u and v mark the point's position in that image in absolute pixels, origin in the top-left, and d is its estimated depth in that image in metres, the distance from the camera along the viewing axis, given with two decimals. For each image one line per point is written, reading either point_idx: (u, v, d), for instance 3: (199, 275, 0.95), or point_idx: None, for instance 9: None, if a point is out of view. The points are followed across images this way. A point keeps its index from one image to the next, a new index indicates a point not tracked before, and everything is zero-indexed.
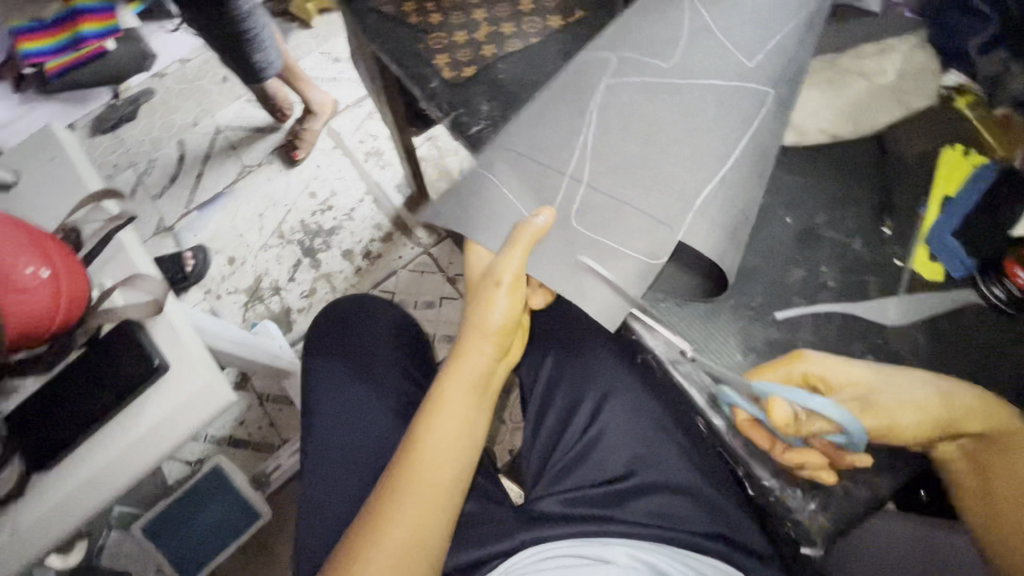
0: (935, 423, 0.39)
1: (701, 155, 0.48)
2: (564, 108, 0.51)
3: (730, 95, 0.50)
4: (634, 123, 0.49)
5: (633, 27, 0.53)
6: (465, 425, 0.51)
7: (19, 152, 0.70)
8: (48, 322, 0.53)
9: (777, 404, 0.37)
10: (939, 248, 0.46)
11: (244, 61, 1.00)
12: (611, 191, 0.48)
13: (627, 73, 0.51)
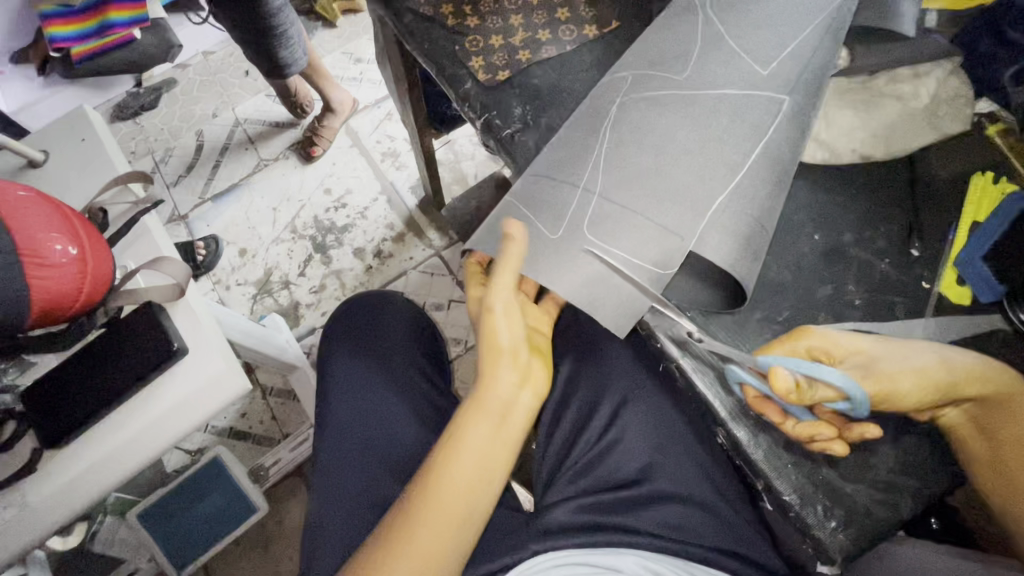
0: (936, 388, 0.40)
1: (716, 168, 0.47)
2: (578, 125, 0.51)
3: (743, 103, 0.49)
4: (648, 135, 0.49)
5: (648, 45, 0.53)
6: (489, 454, 0.46)
7: (51, 131, 0.71)
8: (73, 299, 0.54)
9: (778, 372, 0.37)
10: (968, 272, 0.46)
11: (272, 56, 1.01)
12: (621, 200, 0.47)
13: (641, 90, 0.51)
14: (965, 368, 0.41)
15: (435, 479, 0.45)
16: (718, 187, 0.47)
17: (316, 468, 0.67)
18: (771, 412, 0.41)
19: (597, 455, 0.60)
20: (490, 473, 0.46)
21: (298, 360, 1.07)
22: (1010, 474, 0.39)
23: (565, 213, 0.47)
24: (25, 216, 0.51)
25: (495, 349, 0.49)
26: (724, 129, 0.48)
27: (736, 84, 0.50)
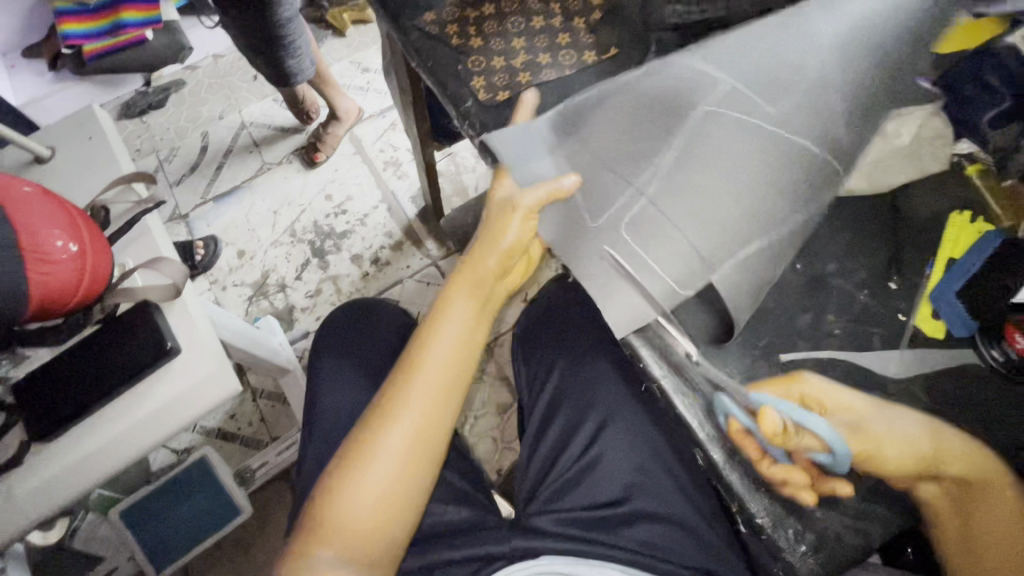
0: (917, 460, 0.41)
1: (767, 212, 0.41)
2: (650, 123, 0.44)
3: (828, 132, 0.43)
4: (716, 151, 0.42)
5: (754, 46, 0.45)
6: (460, 342, 0.52)
7: (58, 128, 0.72)
8: (71, 294, 0.55)
9: (767, 412, 0.42)
10: (942, 307, 0.47)
11: (277, 65, 1.04)
12: (667, 211, 0.41)
13: (730, 100, 0.43)
14: (953, 446, 0.41)
15: (408, 376, 0.51)
16: (761, 232, 0.41)
17: (302, 471, 0.68)
18: (751, 447, 0.43)
19: (578, 474, 0.60)
20: (460, 360, 0.52)
21: (290, 364, 1.07)
22: (979, 557, 0.40)
23: (609, 212, 0.44)
24: (29, 211, 0.52)
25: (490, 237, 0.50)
26: (791, 162, 0.42)
27: (828, 101, 0.43)
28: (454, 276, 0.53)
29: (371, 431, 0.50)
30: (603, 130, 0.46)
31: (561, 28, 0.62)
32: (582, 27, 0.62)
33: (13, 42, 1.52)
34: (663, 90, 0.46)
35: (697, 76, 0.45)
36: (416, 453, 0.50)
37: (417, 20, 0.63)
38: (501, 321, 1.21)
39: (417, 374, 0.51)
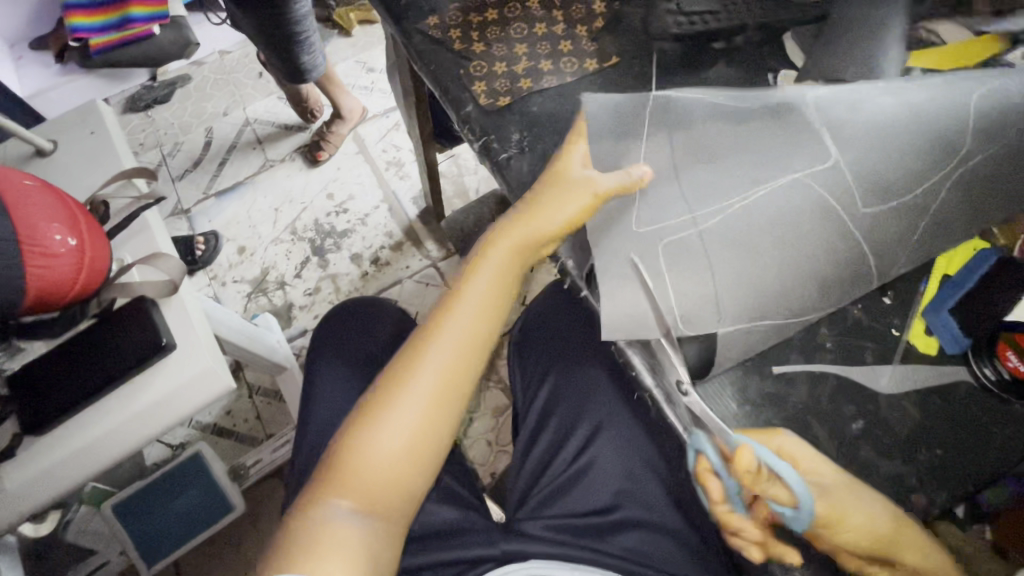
0: (875, 540, 0.39)
1: (793, 294, 0.41)
2: (734, 183, 0.42)
3: (900, 226, 0.42)
4: (787, 220, 0.41)
5: (907, 120, 0.42)
6: (500, 289, 0.49)
7: (62, 122, 0.73)
8: (67, 288, 0.55)
9: (745, 452, 0.39)
10: (935, 323, 0.47)
11: (292, 61, 1.05)
12: (713, 264, 0.41)
13: (830, 177, 0.41)
14: (913, 538, 0.40)
15: (442, 319, 0.48)
16: (780, 316, 0.42)
17: (294, 471, 0.68)
18: (713, 488, 0.41)
19: (570, 480, 0.60)
20: (497, 309, 0.49)
21: (286, 362, 1.07)
22: None
23: (664, 223, 0.43)
24: (31, 205, 0.53)
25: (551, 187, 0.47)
26: (845, 245, 0.41)
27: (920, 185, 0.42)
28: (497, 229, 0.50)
29: (395, 377, 0.46)
30: (697, 158, 0.44)
31: (563, 36, 0.62)
32: (584, 34, 0.62)
33: (22, 34, 1.53)
34: (777, 138, 0.43)
35: (806, 139, 0.42)
36: (440, 406, 0.46)
37: (420, 24, 0.63)
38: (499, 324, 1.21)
39: (451, 318, 0.48)
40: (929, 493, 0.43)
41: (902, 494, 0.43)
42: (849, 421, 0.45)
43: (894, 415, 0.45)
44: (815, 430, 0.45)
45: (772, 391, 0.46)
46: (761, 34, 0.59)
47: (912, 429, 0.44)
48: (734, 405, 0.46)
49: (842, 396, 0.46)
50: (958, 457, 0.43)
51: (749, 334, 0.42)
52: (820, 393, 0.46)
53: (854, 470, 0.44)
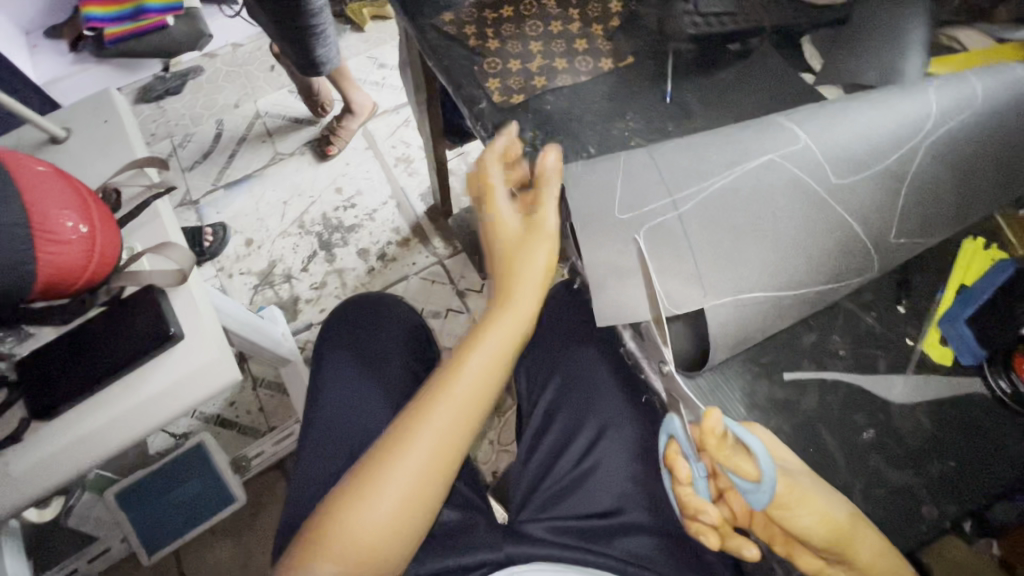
0: (831, 529, 0.38)
1: (780, 267, 0.44)
2: (707, 168, 0.46)
3: (871, 210, 0.46)
4: (759, 197, 0.45)
5: (849, 117, 0.48)
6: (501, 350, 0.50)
7: (76, 110, 0.73)
8: (77, 275, 0.55)
9: (713, 412, 0.38)
10: (951, 333, 0.46)
11: (306, 53, 1.04)
12: (691, 239, 0.44)
13: (799, 156, 0.46)
14: (868, 539, 0.39)
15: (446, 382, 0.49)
16: (770, 288, 0.44)
17: (297, 464, 0.67)
18: (681, 467, 0.43)
19: (573, 482, 0.60)
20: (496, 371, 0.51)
21: (291, 355, 1.08)
22: None
23: (644, 206, 0.45)
24: (44, 191, 0.53)
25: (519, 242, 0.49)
26: (824, 215, 0.45)
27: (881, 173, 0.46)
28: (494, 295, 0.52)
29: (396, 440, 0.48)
30: (673, 153, 0.48)
31: (578, 34, 0.62)
32: (600, 33, 0.61)
33: (38, 22, 1.54)
34: (744, 134, 0.49)
35: (765, 135, 0.48)
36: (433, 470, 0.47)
37: (436, 20, 0.63)
38: None
39: (450, 388, 0.49)
40: (939, 506, 0.42)
41: (912, 505, 0.42)
42: (861, 431, 0.44)
43: (907, 424, 0.44)
44: (825, 438, 0.44)
45: (780, 398, 0.46)
46: (778, 38, 0.59)
47: (925, 440, 0.44)
48: (743, 411, 0.45)
49: (855, 406, 0.45)
50: (970, 471, 0.43)
51: (741, 312, 0.44)
52: (832, 401, 0.45)
53: (864, 480, 0.43)
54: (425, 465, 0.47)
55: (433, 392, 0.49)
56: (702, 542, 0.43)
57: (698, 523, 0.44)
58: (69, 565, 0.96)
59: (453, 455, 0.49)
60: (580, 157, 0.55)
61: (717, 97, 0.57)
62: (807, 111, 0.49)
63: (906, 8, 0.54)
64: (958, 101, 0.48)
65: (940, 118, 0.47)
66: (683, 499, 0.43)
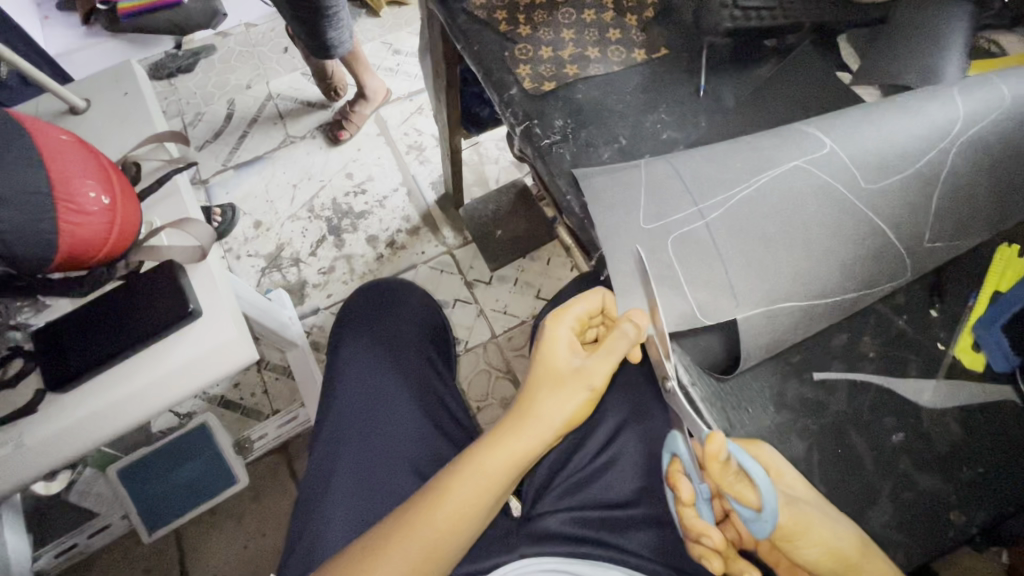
0: (838, 560, 0.38)
1: (812, 277, 0.43)
2: (735, 173, 0.45)
3: (907, 215, 0.45)
4: (790, 205, 0.44)
5: (881, 123, 0.46)
6: (517, 463, 0.46)
7: (94, 81, 0.72)
8: (97, 247, 0.54)
9: (717, 436, 0.36)
10: (985, 339, 0.46)
11: (318, 35, 1.03)
12: (721, 249, 0.43)
13: (827, 162, 0.45)
14: (879, 563, 0.39)
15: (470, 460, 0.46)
16: (802, 299, 0.43)
17: (314, 445, 0.67)
18: (684, 487, 0.42)
19: (592, 474, 0.60)
20: (508, 479, 0.47)
21: (296, 338, 1.07)
22: None
23: (670, 216, 0.44)
24: (67, 160, 0.53)
25: (557, 378, 0.46)
26: (856, 223, 0.44)
27: (921, 180, 0.45)
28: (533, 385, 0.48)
29: (411, 513, 0.45)
30: (696, 159, 0.47)
31: (612, 24, 0.61)
32: (634, 23, 0.61)
33: None
34: (767, 140, 0.47)
35: (793, 144, 0.46)
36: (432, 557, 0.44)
37: (467, 3, 0.62)
38: (512, 315, 1.20)
39: (458, 485, 0.45)
40: (968, 511, 0.42)
41: (939, 509, 0.43)
42: (889, 433, 0.45)
43: (937, 429, 0.45)
44: (853, 439, 0.45)
45: (809, 397, 0.46)
46: (815, 36, 0.58)
47: (954, 445, 0.44)
48: (772, 410, 0.46)
49: (882, 407, 0.46)
50: (1002, 475, 0.43)
51: (773, 322, 0.43)
52: (860, 402, 0.46)
53: (891, 484, 0.44)
54: (418, 562, 0.44)
55: (438, 490, 0.46)
56: (705, 566, 0.42)
57: (701, 548, 0.42)
58: (69, 540, 0.96)
59: (448, 552, 0.45)
60: (611, 148, 0.54)
61: (751, 95, 0.56)
62: (831, 117, 0.48)
63: (946, 9, 0.54)
64: (989, 104, 0.46)
65: (972, 121, 0.45)
66: (686, 521, 0.42)
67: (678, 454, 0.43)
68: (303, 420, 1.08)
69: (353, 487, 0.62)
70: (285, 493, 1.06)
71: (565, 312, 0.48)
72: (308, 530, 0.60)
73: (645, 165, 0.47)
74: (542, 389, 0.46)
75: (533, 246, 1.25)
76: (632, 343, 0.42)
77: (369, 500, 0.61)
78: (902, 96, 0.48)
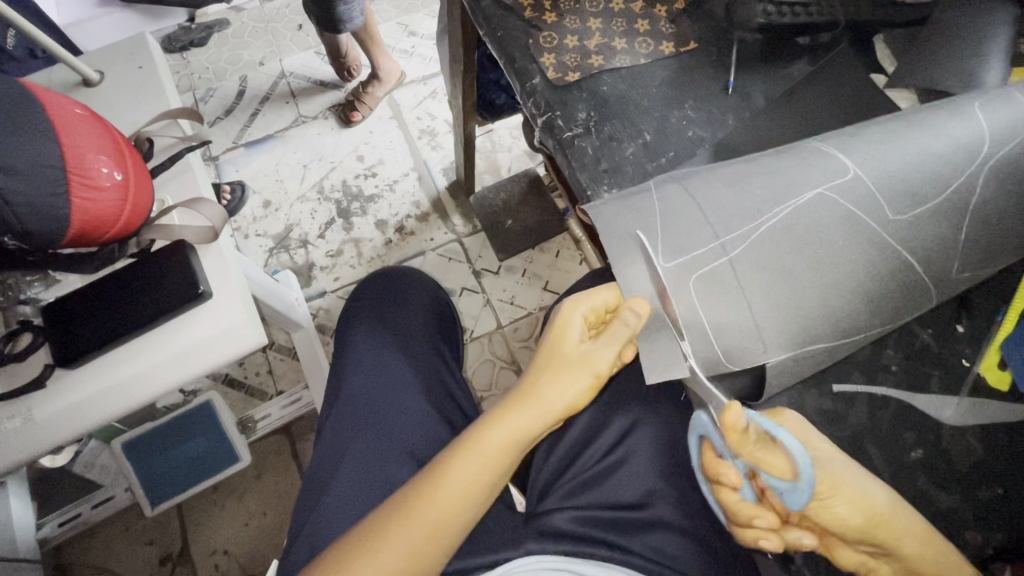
0: (867, 517, 0.37)
1: (837, 315, 0.42)
2: (755, 198, 0.43)
3: (940, 248, 0.43)
4: (815, 237, 0.42)
5: (906, 144, 0.44)
6: (517, 444, 0.46)
7: (108, 54, 0.71)
8: (110, 224, 0.54)
9: (734, 406, 0.36)
10: (1014, 358, 0.44)
11: (329, 7, 1.01)
12: (745, 288, 0.41)
13: (852, 189, 0.42)
14: (909, 523, 0.38)
15: (470, 444, 0.46)
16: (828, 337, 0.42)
17: (322, 431, 0.67)
18: (727, 471, 0.40)
19: (600, 473, 0.59)
20: (505, 462, 0.46)
21: (304, 321, 1.08)
22: None
23: (693, 253, 0.41)
24: (79, 133, 0.52)
25: (562, 365, 0.46)
26: (882, 258, 0.42)
27: (955, 209, 0.43)
28: (534, 368, 0.48)
29: (415, 496, 0.45)
30: (712, 180, 0.44)
31: (640, 14, 0.59)
32: (663, 15, 0.59)
33: None
34: (783, 159, 0.45)
35: (818, 166, 0.44)
36: (434, 540, 0.44)
37: None
38: (519, 307, 1.19)
39: (454, 469, 0.45)
40: (983, 532, 0.42)
41: (955, 528, 0.42)
42: (908, 450, 0.44)
43: (957, 447, 0.44)
44: (871, 454, 0.44)
45: (828, 410, 0.46)
46: (852, 34, 0.56)
47: (974, 464, 0.43)
48: None
49: (902, 423, 0.45)
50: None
51: (797, 359, 0.43)
52: (879, 416, 0.45)
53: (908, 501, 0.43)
54: (418, 544, 0.43)
55: (437, 473, 0.45)
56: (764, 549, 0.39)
57: (756, 530, 0.40)
58: (74, 510, 0.98)
59: (450, 537, 0.45)
60: (635, 144, 0.53)
61: (783, 95, 0.54)
62: (849, 135, 0.45)
63: (992, 13, 0.51)
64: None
65: (1000, 140, 0.44)
66: (731, 505, 0.41)
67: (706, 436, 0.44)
68: (307, 402, 1.09)
69: (357, 474, 0.61)
70: (287, 474, 1.06)
71: (581, 299, 0.47)
72: (313, 515, 0.59)
73: (659, 188, 0.44)
74: (544, 376, 0.46)
75: (545, 237, 1.24)
76: (634, 332, 0.42)
77: (370, 482, 0.60)
78: (923, 107, 0.46)
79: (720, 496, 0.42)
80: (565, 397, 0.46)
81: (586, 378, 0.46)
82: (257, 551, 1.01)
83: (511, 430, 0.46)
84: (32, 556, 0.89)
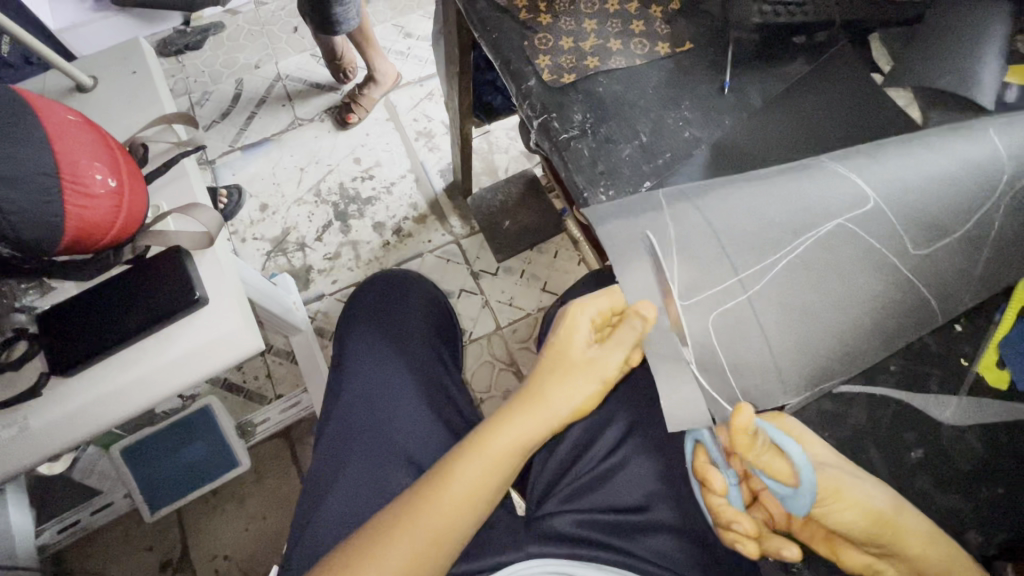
0: (871, 519, 0.38)
1: (852, 350, 0.41)
2: (775, 230, 0.42)
3: (953, 283, 0.43)
4: (834, 272, 0.41)
5: (927, 172, 0.43)
6: (521, 448, 0.46)
7: (101, 59, 0.71)
8: (105, 230, 0.54)
9: (745, 408, 0.36)
10: (1011, 357, 0.46)
11: (324, 11, 1.01)
12: (763, 326, 0.40)
13: (873, 221, 0.42)
14: (914, 526, 0.38)
15: (474, 448, 0.46)
16: (840, 367, 0.42)
17: (321, 438, 0.67)
18: (715, 477, 0.41)
19: (599, 478, 0.59)
20: (508, 467, 0.46)
21: (303, 324, 1.07)
22: None
23: (708, 291, 0.41)
24: (72, 139, 0.51)
25: (568, 370, 0.45)
26: (898, 294, 0.42)
27: (971, 241, 0.43)
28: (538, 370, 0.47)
29: (418, 500, 0.45)
30: (730, 207, 0.43)
31: (636, 15, 0.59)
32: (659, 15, 0.59)
33: None
34: (801, 181, 0.44)
35: (839, 195, 0.43)
36: (437, 545, 0.44)
37: None
38: (518, 308, 1.19)
39: (457, 473, 0.45)
40: (984, 532, 0.42)
41: (955, 528, 0.42)
42: (908, 450, 0.44)
43: (957, 447, 0.44)
44: (871, 455, 0.44)
45: (828, 411, 0.45)
46: (847, 33, 0.56)
47: (975, 463, 0.43)
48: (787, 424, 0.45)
49: (903, 424, 0.45)
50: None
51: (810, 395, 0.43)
52: (880, 416, 0.45)
53: (909, 502, 0.43)
54: (422, 548, 0.43)
55: (440, 475, 0.45)
56: (740, 551, 0.41)
57: (733, 533, 0.41)
58: (72, 516, 0.98)
59: (452, 543, 0.45)
60: (632, 145, 0.52)
61: (778, 95, 0.54)
62: (867, 155, 0.45)
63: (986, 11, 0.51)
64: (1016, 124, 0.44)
65: (1017, 168, 0.43)
66: (715, 507, 0.42)
67: (702, 442, 0.44)
68: (306, 406, 1.08)
69: (357, 481, 0.60)
70: (286, 478, 1.05)
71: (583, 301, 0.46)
72: (312, 524, 0.58)
73: (676, 215, 0.43)
74: (550, 381, 0.45)
75: (542, 238, 1.24)
76: (641, 336, 0.41)
77: (372, 489, 0.60)
78: (940, 127, 0.46)
79: (707, 499, 0.43)
80: (572, 402, 0.45)
81: (592, 382, 0.45)
82: (258, 555, 1.00)
83: (516, 435, 0.46)
84: (32, 563, 0.89)
